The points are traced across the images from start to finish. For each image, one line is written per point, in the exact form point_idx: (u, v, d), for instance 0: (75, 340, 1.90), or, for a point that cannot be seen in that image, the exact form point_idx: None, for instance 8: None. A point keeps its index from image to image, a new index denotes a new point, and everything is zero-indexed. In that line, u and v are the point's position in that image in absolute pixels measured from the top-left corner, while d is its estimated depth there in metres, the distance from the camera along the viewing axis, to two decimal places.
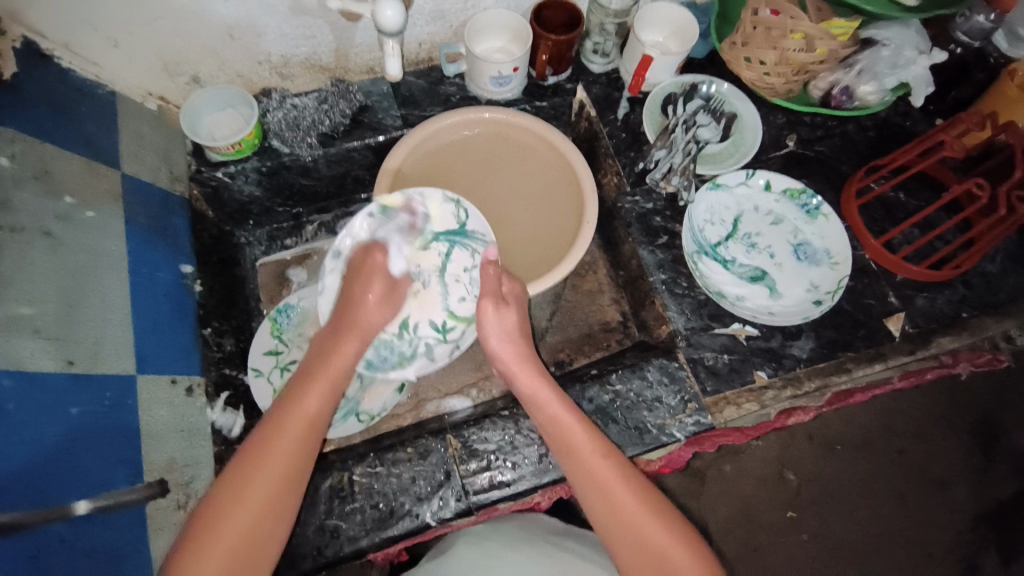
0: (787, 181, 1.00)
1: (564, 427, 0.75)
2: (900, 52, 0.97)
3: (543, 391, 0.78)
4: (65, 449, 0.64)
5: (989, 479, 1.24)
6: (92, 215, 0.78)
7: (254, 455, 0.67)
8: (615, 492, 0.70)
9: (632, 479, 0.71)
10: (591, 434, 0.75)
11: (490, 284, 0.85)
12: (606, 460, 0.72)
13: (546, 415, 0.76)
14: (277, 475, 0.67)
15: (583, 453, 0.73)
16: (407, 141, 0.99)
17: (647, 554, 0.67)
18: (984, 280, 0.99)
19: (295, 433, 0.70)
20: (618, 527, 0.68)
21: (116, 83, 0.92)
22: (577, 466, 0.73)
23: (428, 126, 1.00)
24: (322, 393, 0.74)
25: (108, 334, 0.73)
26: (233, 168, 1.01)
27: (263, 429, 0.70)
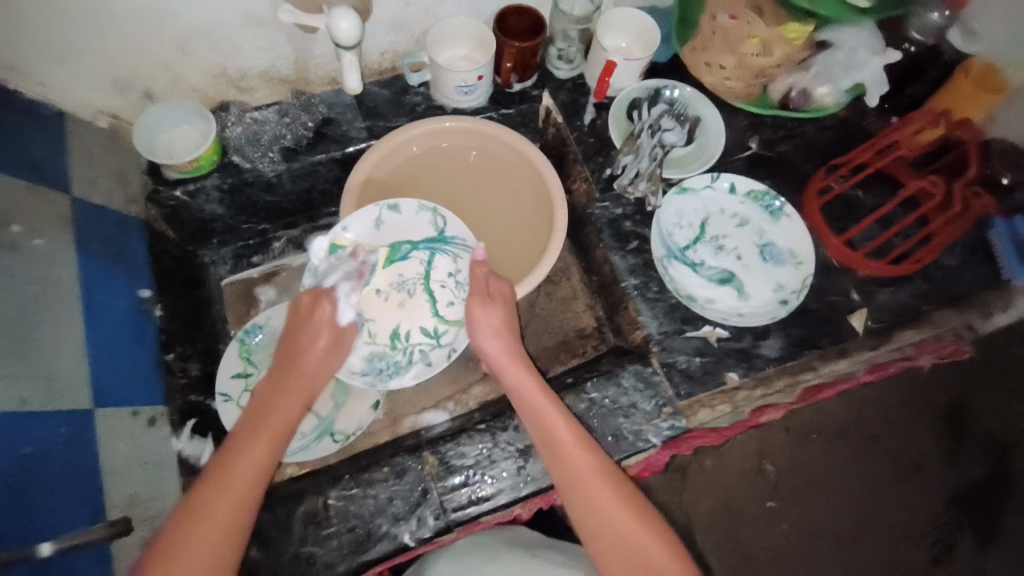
0: (751, 183, 1.02)
1: (543, 417, 0.74)
2: (855, 54, 1.00)
3: (528, 382, 0.78)
4: (16, 494, 0.61)
5: (959, 461, 1.29)
6: (41, 243, 0.75)
7: (195, 512, 0.63)
8: (594, 484, 0.68)
9: (612, 476, 0.69)
10: (574, 427, 0.73)
11: (478, 283, 0.83)
12: (586, 452, 0.71)
13: (529, 405, 0.76)
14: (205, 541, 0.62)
15: (566, 447, 0.72)
16: (377, 149, 0.98)
17: (619, 548, 0.65)
18: (943, 273, 1.02)
19: (235, 490, 0.66)
20: (596, 520, 0.66)
21: (64, 102, 0.88)
22: (558, 459, 0.71)
23: (397, 135, 0.99)
24: (267, 440, 0.71)
25: (64, 368, 0.71)
26: (192, 186, 0.98)
27: (203, 494, 0.65)
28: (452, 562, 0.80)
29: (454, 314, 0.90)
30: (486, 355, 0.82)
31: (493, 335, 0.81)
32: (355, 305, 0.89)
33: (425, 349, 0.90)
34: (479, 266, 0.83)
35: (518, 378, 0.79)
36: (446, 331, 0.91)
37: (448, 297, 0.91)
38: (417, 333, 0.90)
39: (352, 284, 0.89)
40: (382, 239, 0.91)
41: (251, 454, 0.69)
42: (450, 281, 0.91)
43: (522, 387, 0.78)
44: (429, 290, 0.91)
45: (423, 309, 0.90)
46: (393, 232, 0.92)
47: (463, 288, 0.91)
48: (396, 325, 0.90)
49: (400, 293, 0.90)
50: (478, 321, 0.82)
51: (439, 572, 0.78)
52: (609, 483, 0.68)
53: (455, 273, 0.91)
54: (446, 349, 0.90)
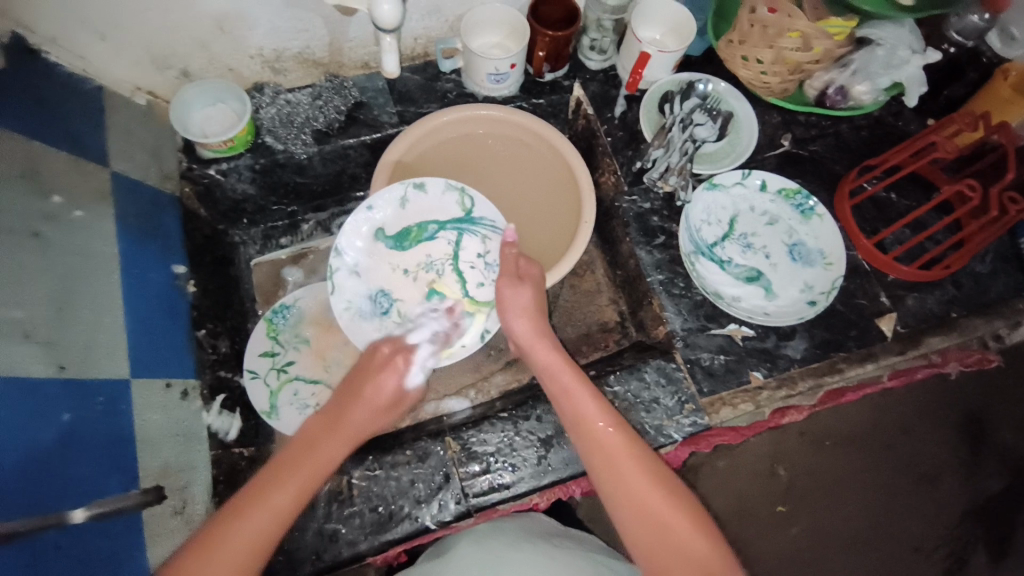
0: (783, 181, 1.01)
1: (571, 394, 0.75)
2: (894, 52, 0.97)
3: (556, 360, 0.78)
4: (57, 457, 0.63)
5: (975, 474, 1.28)
6: (81, 215, 0.76)
7: (219, 533, 0.60)
8: (618, 461, 0.68)
9: (638, 453, 0.69)
10: (603, 406, 0.73)
11: (507, 263, 0.85)
12: (614, 429, 0.70)
13: (558, 383, 0.77)
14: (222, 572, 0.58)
15: (591, 423, 0.72)
16: (407, 135, 0.98)
17: (646, 523, 0.64)
18: (973, 280, 1.01)
19: (256, 526, 0.61)
20: (620, 497, 0.66)
21: (103, 78, 0.89)
22: (582, 436, 0.71)
23: (428, 121, 0.98)
24: (299, 487, 0.65)
25: (102, 338, 0.73)
26: (225, 165, 0.99)
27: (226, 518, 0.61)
28: (474, 545, 0.77)
29: (483, 295, 0.92)
30: (513, 333, 0.83)
31: (522, 314, 0.82)
32: (384, 285, 0.92)
33: (454, 329, 0.92)
34: (510, 248, 0.85)
35: (545, 357, 0.79)
36: (475, 311, 0.92)
37: (477, 278, 0.92)
38: (447, 312, 0.92)
39: (380, 264, 0.92)
40: (409, 218, 0.92)
41: (281, 497, 0.63)
42: (479, 261, 0.92)
43: (549, 366, 0.78)
44: (458, 270, 0.92)
45: (453, 289, 0.92)
46: (421, 211, 0.92)
47: (492, 269, 0.92)
48: (427, 303, 0.92)
49: (429, 273, 0.93)
50: (507, 299, 0.83)
51: (458, 554, 0.76)
52: (633, 460, 0.68)
53: (484, 252, 0.92)
54: (477, 329, 0.92)
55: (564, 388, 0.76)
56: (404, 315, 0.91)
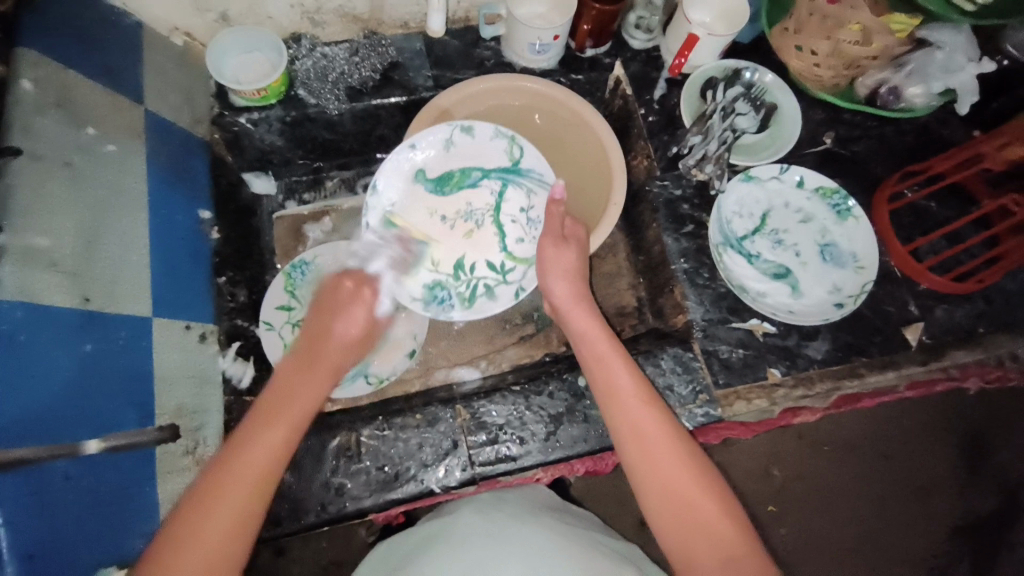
0: (821, 179, 0.98)
1: (605, 363, 0.74)
2: (953, 57, 0.94)
3: (592, 327, 0.78)
4: (77, 387, 0.63)
5: (973, 494, 1.26)
6: (112, 150, 0.76)
7: (217, 478, 0.60)
8: (648, 433, 0.67)
9: (668, 428, 0.68)
10: (638, 380, 0.72)
11: (552, 223, 0.83)
12: (647, 404, 0.69)
13: (593, 350, 0.76)
14: (230, 511, 0.58)
15: (622, 394, 0.71)
16: (457, 89, 0.96)
17: (671, 501, 0.64)
18: (1004, 297, 0.98)
19: (252, 475, 0.61)
20: (646, 470, 0.65)
21: (143, 14, 0.88)
22: (612, 406, 0.70)
23: (480, 81, 0.97)
24: (286, 426, 0.65)
25: (126, 275, 0.73)
26: (256, 115, 0.98)
27: (222, 463, 0.61)
28: (477, 514, 0.76)
29: (522, 251, 0.92)
30: (551, 294, 0.82)
31: (562, 277, 0.81)
32: (421, 230, 0.92)
33: (489, 283, 0.92)
34: (556, 205, 0.82)
35: (582, 323, 0.79)
36: (512, 269, 0.92)
37: (517, 233, 0.92)
38: (482, 266, 0.92)
39: (418, 208, 0.91)
40: (452, 162, 0.91)
41: (272, 439, 0.63)
42: (521, 217, 0.92)
43: (585, 332, 0.78)
44: (498, 223, 0.92)
45: (491, 242, 0.92)
46: (465, 156, 0.92)
47: (533, 226, 0.91)
48: (463, 255, 0.92)
49: (468, 223, 0.92)
50: (547, 262, 0.82)
51: (462, 518, 0.76)
52: (664, 434, 0.67)
53: (527, 208, 0.92)
54: (512, 287, 0.92)
55: (598, 356, 0.75)
56: (439, 265, 0.92)
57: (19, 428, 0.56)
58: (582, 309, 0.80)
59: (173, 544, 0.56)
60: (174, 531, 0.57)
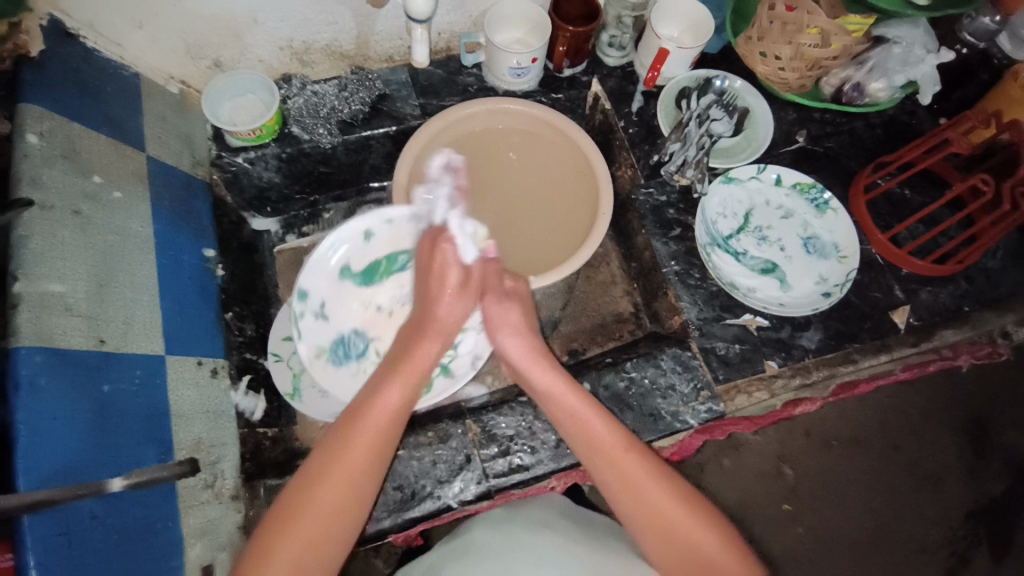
0: (798, 176, 1.03)
1: (582, 422, 0.72)
2: (911, 49, 0.98)
3: (560, 388, 0.74)
4: (97, 426, 0.65)
5: (980, 475, 1.28)
6: (119, 196, 0.79)
7: (341, 442, 0.66)
8: (640, 485, 0.67)
9: (666, 481, 0.68)
10: (620, 435, 0.71)
11: (489, 277, 0.79)
12: (635, 457, 0.69)
13: (564, 411, 0.74)
14: (347, 474, 0.64)
15: (610, 456, 0.69)
16: (445, 117, 1.01)
17: (681, 553, 0.65)
18: (985, 275, 1.02)
19: (372, 429, 0.67)
20: (650, 526, 0.66)
21: (140, 66, 0.92)
22: (595, 459, 0.70)
23: (486, 103, 1.03)
24: (404, 385, 0.71)
25: (138, 314, 0.75)
26: (253, 153, 1.02)
27: (346, 422, 0.67)
28: (491, 530, 0.79)
29: (464, 319, 0.90)
30: (506, 354, 0.79)
31: (518, 331, 0.78)
32: (359, 324, 0.91)
33: (441, 360, 0.91)
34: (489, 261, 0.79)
35: (548, 382, 0.75)
36: (459, 337, 0.91)
37: None
38: None
39: (349, 303, 0.91)
40: (375, 252, 0.90)
41: (389, 396, 0.69)
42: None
43: (551, 390, 0.75)
44: None
45: None
46: (387, 244, 0.91)
47: None
48: None
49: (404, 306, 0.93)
50: (497, 325, 0.79)
51: (479, 534, 0.79)
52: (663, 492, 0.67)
53: None
54: (467, 357, 0.92)
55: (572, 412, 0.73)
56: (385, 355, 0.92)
57: (44, 469, 0.58)
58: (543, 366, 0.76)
59: (307, 489, 0.63)
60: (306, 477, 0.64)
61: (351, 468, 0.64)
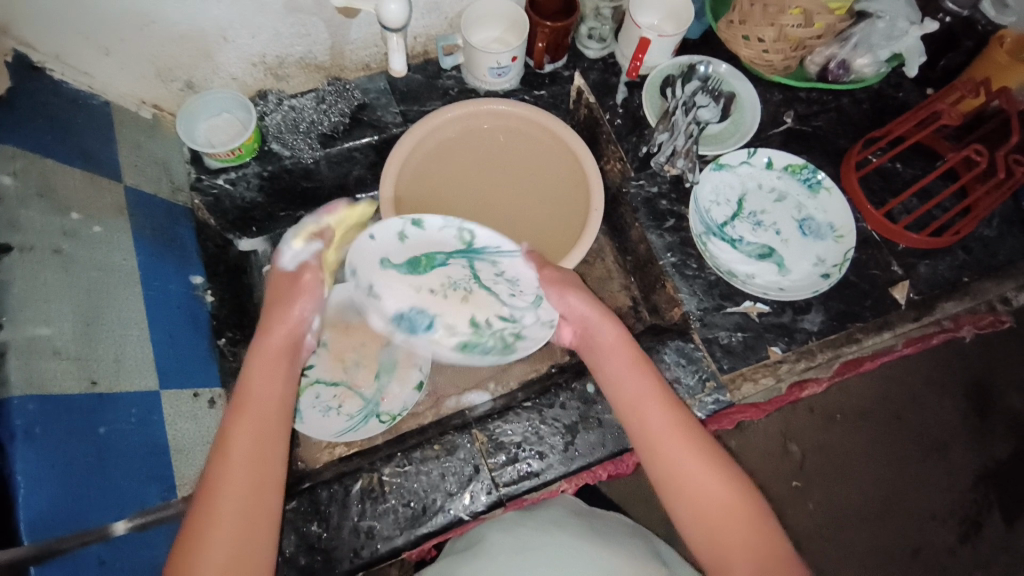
0: (789, 157, 1.01)
1: (621, 380, 0.76)
2: (895, 23, 0.97)
3: (615, 343, 0.79)
4: (96, 470, 0.63)
5: (985, 439, 1.29)
6: (100, 231, 0.77)
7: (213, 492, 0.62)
8: (666, 441, 0.71)
9: (696, 440, 0.71)
10: (660, 393, 0.74)
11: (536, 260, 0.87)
12: (669, 415, 0.72)
13: (612, 366, 0.78)
14: (233, 529, 0.61)
15: (647, 409, 0.73)
16: (448, 114, 1.01)
17: (702, 512, 0.67)
18: (982, 244, 1.02)
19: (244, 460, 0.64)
20: (674, 484, 0.69)
21: (109, 94, 0.89)
22: (628, 409, 0.75)
23: (491, 104, 1.02)
24: (256, 437, 0.66)
25: (129, 350, 0.73)
26: (234, 174, 0.99)
27: (209, 487, 0.62)
28: (503, 533, 0.76)
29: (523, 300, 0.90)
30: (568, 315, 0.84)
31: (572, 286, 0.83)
32: (417, 302, 0.92)
33: (510, 333, 0.91)
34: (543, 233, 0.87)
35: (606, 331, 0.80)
36: (522, 316, 0.90)
37: (507, 290, 0.90)
38: (495, 319, 0.92)
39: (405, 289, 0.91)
40: (414, 249, 0.89)
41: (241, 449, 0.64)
42: (501, 280, 0.90)
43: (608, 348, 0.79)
44: (483, 286, 0.91)
45: (489, 301, 0.91)
46: (422, 244, 0.89)
47: (516, 284, 0.89)
48: (474, 315, 0.92)
49: (457, 291, 0.92)
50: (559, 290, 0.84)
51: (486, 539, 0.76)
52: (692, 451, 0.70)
53: (502, 271, 0.90)
54: (546, 324, 0.89)
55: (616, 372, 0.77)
56: (456, 328, 0.93)
57: (44, 520, 0.57)
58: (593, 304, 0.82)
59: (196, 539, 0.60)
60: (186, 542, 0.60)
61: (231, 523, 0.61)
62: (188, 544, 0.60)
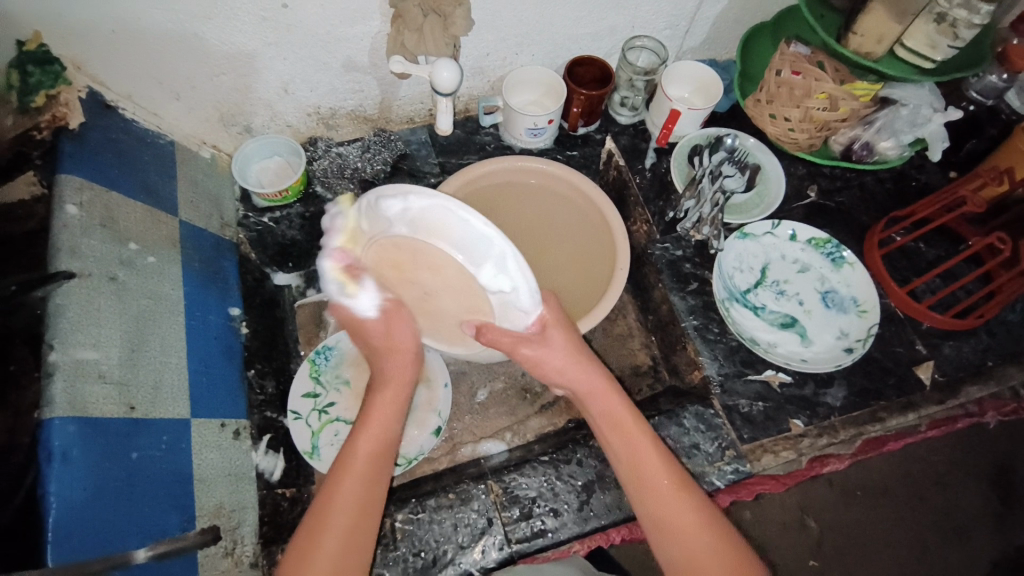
0: (812, 232, 1.04)
1: (636, 455, 0.75)
2: (919, 110, 1.00)
3: (620, 413, 0.77)
4: (125, 494, 0.65)
5: (1012, 528, 1.24)
6: (153, 261, 0.82)
7: (320, 521, 0.68)
8: (692, 532, 0.70)
9: (706, 518, 0.71)
10: (670, 468, 0.74)
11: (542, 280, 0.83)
12: (680, 493, 0.72)
13: (620, 438, 0.76)
14: (337, 542, 0.67)
15: (657, 483, 0.73)
16: (499, 163, 1.05)
17: None
18: (1006, 329, 1.02)
19: (356, 484, 0.71)
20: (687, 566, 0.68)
21: (176, 134, 0.96)
22: (645, 496, 0.73)
23: (538, 162, 1.06)
24: (360, 476, 0.72)
25: (166, 377, 0.76)
26: (278, 213, 1.07)
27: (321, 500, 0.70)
28: None
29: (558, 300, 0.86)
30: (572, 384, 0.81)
31: (554, 325, 0.79)
32: None
33: None
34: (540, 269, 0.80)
35: (605, 408, 0.78)
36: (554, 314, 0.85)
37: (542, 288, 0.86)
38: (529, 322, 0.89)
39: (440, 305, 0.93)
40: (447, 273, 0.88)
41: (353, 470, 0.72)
42: None
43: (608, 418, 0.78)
44: None
45: None
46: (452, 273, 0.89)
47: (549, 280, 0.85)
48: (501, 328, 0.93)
49: None
50: (544, 360, 0.79)
51: None
52: (703, 527, 0.70)
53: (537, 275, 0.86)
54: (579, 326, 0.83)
55: (629, 442, 0.76)
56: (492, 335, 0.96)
57: (71, 542, 0.58)
58: (576, 370, 0.79)
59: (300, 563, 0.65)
60: (296, 551, 0.67)
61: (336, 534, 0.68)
62: (299, 548, 0.67)
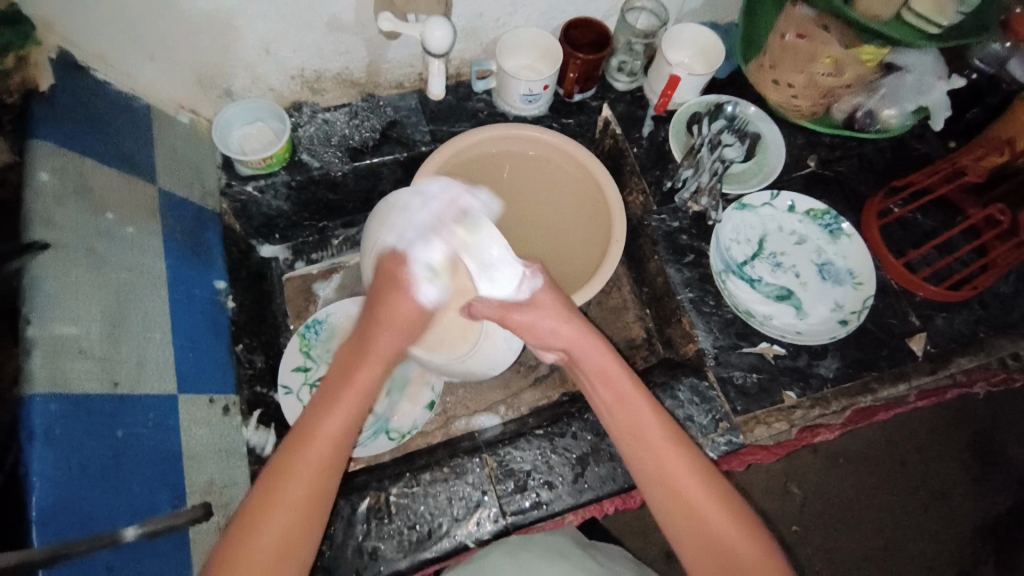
0: (810, 203, 1.02)
1: (631, 410, 0.72)
2: (923, 78, 1.00)
3: (610, 367, 0.74)
4: (111, 473, 0.64)
5: (988, 493, 1.27)
6: (132, 232, 0.78)
7: (266, 502, 0.62)
8: (683, 486, 0.68)
9: (699, 471, 0.69)
10: (665, 424, 0.72)
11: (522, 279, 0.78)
12: (676, 448, 0.70)
13: (611, 390, 0.74)
14: (292, 508, 0.62)
15: (651, 439, 0.71)
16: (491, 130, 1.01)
17: (713, 550, 0.66)
18: (999, 301, 1.02)
19: (312, 470, 0.64)
20: (686, 524, 0.67)
21: (151, 97, 0.91)
22: (640, 452, 0.71)
23: (530, 129, 1.02)
24: (319, 454, 0.65)
25: (150, 353, 0.74)
26: (263, 182, 1.00)
27: (291, 450, 0.64)
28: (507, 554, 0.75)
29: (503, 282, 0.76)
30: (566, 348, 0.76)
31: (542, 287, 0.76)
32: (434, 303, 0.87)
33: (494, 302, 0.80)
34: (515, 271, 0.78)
35: (596, 364, 0.75)
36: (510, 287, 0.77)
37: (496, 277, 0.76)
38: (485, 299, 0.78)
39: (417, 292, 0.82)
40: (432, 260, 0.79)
41: (325, 432, 0.65)
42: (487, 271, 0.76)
43: (603, 372, 0.74)
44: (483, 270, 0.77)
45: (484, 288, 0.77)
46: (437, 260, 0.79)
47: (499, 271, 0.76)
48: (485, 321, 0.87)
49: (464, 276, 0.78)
50: (537, 324, 0.75)
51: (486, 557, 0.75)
52: (698, 482, 0.68)
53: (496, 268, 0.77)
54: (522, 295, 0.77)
55: (620, 398, 0.73)
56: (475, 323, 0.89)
57: (58, 522, 0.57)
58: (569, 332, 0.75)
59: (243, 543, 0.60)
60: (255, 504, 0.62)
61: (297, 494, 0.62)
62: (257, 505, 0.62)
